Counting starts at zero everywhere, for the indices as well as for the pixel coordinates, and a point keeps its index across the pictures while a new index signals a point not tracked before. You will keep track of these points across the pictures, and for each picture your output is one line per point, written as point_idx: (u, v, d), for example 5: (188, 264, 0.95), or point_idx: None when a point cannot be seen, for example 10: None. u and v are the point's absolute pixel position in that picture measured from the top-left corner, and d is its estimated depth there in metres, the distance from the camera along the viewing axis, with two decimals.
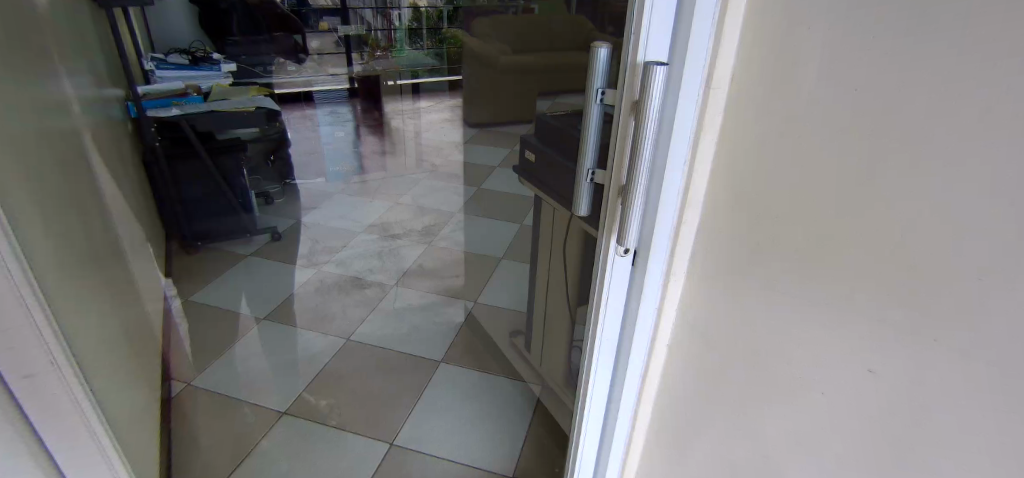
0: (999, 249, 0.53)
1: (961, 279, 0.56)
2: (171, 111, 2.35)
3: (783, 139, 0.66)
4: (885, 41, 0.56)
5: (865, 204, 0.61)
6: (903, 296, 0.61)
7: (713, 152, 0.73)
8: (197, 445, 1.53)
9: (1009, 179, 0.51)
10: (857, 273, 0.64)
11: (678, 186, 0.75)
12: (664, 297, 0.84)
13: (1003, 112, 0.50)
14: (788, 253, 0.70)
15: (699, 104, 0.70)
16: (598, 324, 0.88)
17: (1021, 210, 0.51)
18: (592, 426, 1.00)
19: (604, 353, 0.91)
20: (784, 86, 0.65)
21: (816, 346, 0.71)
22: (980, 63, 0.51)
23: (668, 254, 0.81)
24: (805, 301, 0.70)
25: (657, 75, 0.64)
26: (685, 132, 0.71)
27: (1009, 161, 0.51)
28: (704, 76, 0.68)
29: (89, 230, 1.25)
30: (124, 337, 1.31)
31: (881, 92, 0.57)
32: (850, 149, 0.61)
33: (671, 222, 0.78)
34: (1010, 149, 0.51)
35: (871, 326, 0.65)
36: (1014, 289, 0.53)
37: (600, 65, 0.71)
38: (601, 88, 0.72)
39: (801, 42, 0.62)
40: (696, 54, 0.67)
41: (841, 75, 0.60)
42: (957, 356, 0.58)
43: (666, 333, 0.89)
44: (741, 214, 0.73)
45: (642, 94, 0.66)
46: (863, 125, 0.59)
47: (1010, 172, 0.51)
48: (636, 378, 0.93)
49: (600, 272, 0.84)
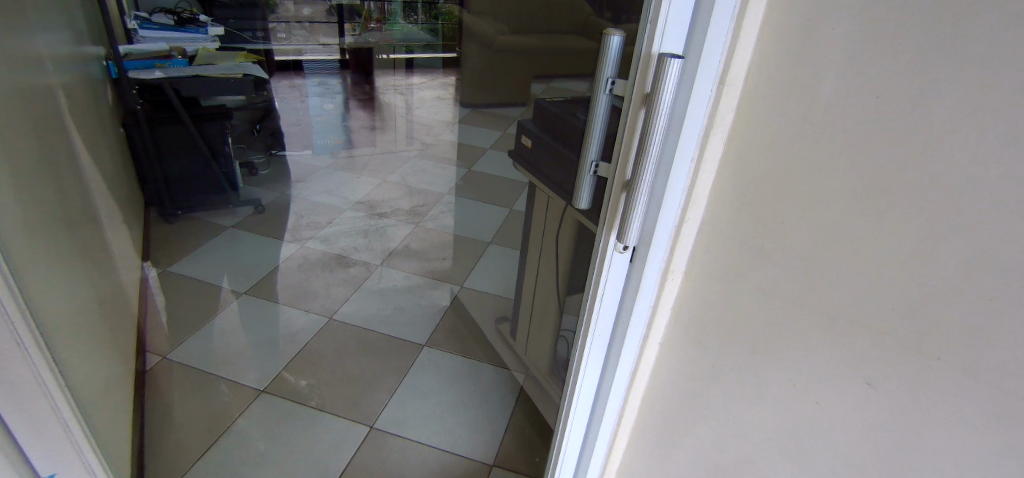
0: (1011, 267, 0.52)
1: (970, 297, 0.55)
2: (154, 73, 2.29)
3: (797, 141, 0.64)
4: (914, 45, 0.54)
5: (877, 218, 0.60)
6: (908, 310, 0.60)
7: (721, 151, 0.70)
8: (171, 421, 1.50)
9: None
10: (860, 285, 0.63)
11: (684, 184, 0.72)
12: (659, 296, 0.82)
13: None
14: (793, 260, 0.68)
15: (712, 101, 0.67)
16: (591, 318, 0.86)
17: None
18: (578, 419, 0.98)
19: (595, 350, 0.89)
20: (802, 88, 0.62)
21: (813, 353, 0.69)
22: (1009, 76, 0.49)
23: (668, 253, 0.78)
24: (807, 309, 0.68)
25: (671, 69, 0.61)
26: (695, 129, 0.68)
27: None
28: (719, 71, 0.65)
29: (62, 195, 1.19)
30: (97, 308, 1.27)
31: (902, 103, 0.55)
32: (866, 159, 0.59)
33: (673, 221, 0.75)
34: None
35: (873, 339, 0.63)
36: (1020, 311, 0.53)
37: (611, 54, 0.67)
38: (611, 78, 0.69)
39: (824, 43, 0.59)
40: (713, 48, 0.63)
41: (861, 81, 0.57)
42: (959, 374, 0.58)
43: (658, 333, 0.87)
44: (747, 217, 0.71)
45: (654, 87, 0.63)
46: (881, 131, 0.57)
47: None
48: (626, 375, 0.91)
49: (598, 267, 0.81)
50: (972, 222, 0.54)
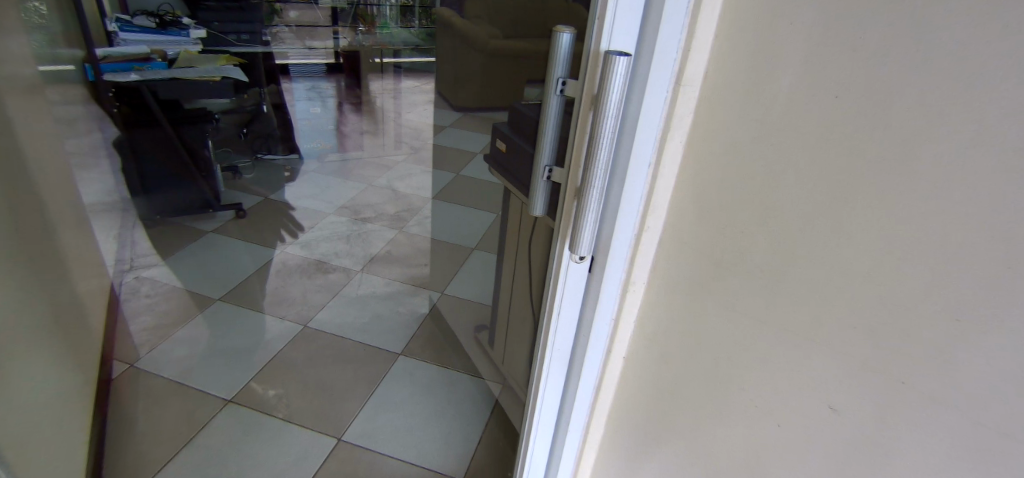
0: (984, 285, 0.47)
1: (937, 319, 0.50)
2: (130, 76, 2.18)
3: (756, 145, 0.59)
4: (877, 41, 0.48)
5: (839, 231, 0.55)
6: (872, 329, 0.55)
7: (679, 157, 0.66)
8: (131, 432, 1.45)
9: (1010, 208, 0.44)
10: (821, 302, 0.58)
11: (642, 189, 0.68)
12: (619, 309, 0.78)
13: (1001, 129, 0.44)
14: (753, 274, 0.63)
15: (668, 103, 0.62)
16: (550, 331, 0.81)
17: (998, 246, 0.46)
18: (541, 436, 0.93)
19: (555, 364, 0.84)
20: (760, 90, 0.57)
21: (776, 372, 0.65)
22: (982, 78, 0.44)
23: (627, 263, 0.74)
24: (767, 325, 0.64)
25: (618, 67, 0.57)
26: (650, 132, 0.64)
27: (997, 190, 0.45)
28: (674, 71, 0.61)
29: (9, 201, 1.14)
30: (51, 318, 1.22)
31: (865, 105, 0.50)
32: (827, 166, 0.54)
33: (631, 230, 0.71)
34: (1002, 178, 0.45)
35: (835, 361, 0.59)
36: (989, 334, 0.48)
37: (561, 52, 0.63)
38: (562, 78, 0.64)
39: (782, 36, 0.54)
40: (667, 46, 0.59)
41: (819, 78, 0.52)
42: (926, 401, 0.53)
43: (621, 347, 0.83)
44: (707, 226, 0.66)
45: (602, 88, 0.59)
46: (844, 132, 0.52)
47: (1006, 206, 0.45)
48: (588, 390, 0.87)
49: (554, 278, 0.77)
50: (938, 236, 0.48)
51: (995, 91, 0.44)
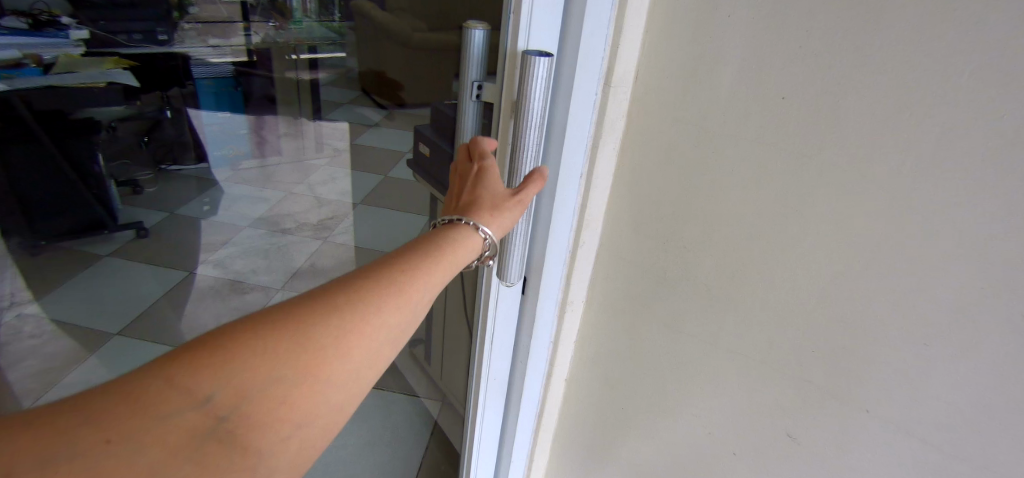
0: (951, 313, 0.42)
1: (903, 345, 0.45)
2: None
3: (695, 152, 0.53)
4: (825, 39, 0.42)
5: (789, 249, 0.49)
6: (832, 354, 0.50)
7: (612, 165, 0.60)
8: None
9: (980, 229, 0.39)
10: (771, 323, 0.53)
11: (575, 202, 0.61)
12: (557, 331, 0.71)
13: (965, 141, 0.38)
14: (699, 292, 0.58)
15: (597, 106, 0.56)
16: (484, 362, 0.73)
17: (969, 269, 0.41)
18: (482, 467, 0.85)
19: (492, 395, 0.77)
20: (697, 92, 0.51)
21: (727, 396, 0.60)
22: (948, 79, 0.38)
23: (563, 282, 0.67)
24: (713, 347, 0.59)
25: (539, 70, 0.49)
26: (580, 140, 0.57)
27: (969, 206, 0.39)
28: (602, 70, 0.54)
29: None
30: None
31: (815, 110, 0.44)
32: (772, 177, 0.48)
33: (566, 247, 0.64)
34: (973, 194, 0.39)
35: (790, 385, 0.54)
36: (961, 363, 0.43)
37: (473, 52, 0.53)
38: (476, 81, 0.55)
39: (717, 32, 0.48)
40: (594, 42, 0.52)
41: (762, 80, 0.46)
42: (889, 429, 0.49)
43: (562, 369, 0.77)
44: (648, 241, 0.60)
45: (521, 94, 0.50)
46: (791, 140, 0.46)
47: (977, 225, 0.39)
48: (530, 417, 0.80)
49: (483, 307, 0.69)
50: (901, 256, 0.43)
51: (964, 96, 0.38)
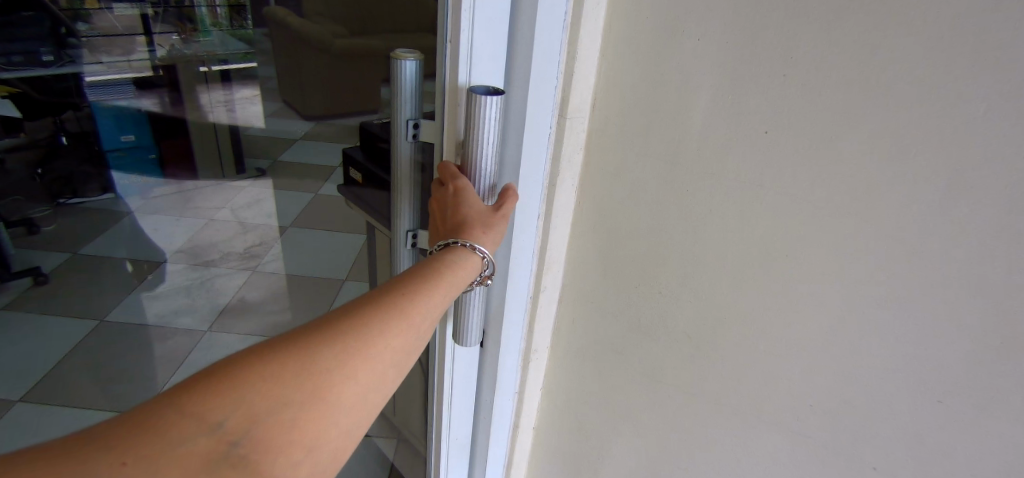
0: (970, 370, 0.37)
1: (916, 402, 0.40)
2: None
3: (667, 190, 0.47)
4: (811, 61, 0.37)
5: (780, 297, 0.44)
6: (834, 411, 0.45)
7: (571, 201, 0.53)
8: None
9: (1003, 280, 0.34)
10: (759, 373, 0.48)
11: (533, 246, 0.54)
12: (522, 382, 0.64)
13: (977, 173, 0.33)
14: (679, 339, 0.52)
15: (552, 140, 0.49)
16: (443, 425, 0.65)
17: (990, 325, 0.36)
18: None
19: (454, 456, 0.68)
20: (664, 124, 0.45)
21: (716, 453, 0.54)
22: (958, 114, 0.33)
23: (525, 330, 0.60)
24: (696, 397, 0.53)
25: (487, 108, 0.41)
26: (536, 179, 0.50)
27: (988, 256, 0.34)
28: (555, 101, 0.47)
29: None
30: None
31: (804, 146, 0.39)
32: (756, 219, 0.43)
33: (526, 294, 0.57)
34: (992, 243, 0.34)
35: (787, 440, 0.49)
36: (981, 424, 0.38)
37: (406, 86, 0.43)
38: (412, 118, 0.46)
39: (684, 58, 0.42)
40: (545, 70, 0.45)
41: (740, 113, 0.41)
42: None
43: (529, 418, 0.69)
44: (618, 286, 0.54)
45: (467, 135, 0.43)
46: (777, 179, 0.40)
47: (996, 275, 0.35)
48: (498, 472, 0.72)
49: (437, 366, 0.60)
50: (910, 309, 0.38)
51: (978, 133, 0.33)
